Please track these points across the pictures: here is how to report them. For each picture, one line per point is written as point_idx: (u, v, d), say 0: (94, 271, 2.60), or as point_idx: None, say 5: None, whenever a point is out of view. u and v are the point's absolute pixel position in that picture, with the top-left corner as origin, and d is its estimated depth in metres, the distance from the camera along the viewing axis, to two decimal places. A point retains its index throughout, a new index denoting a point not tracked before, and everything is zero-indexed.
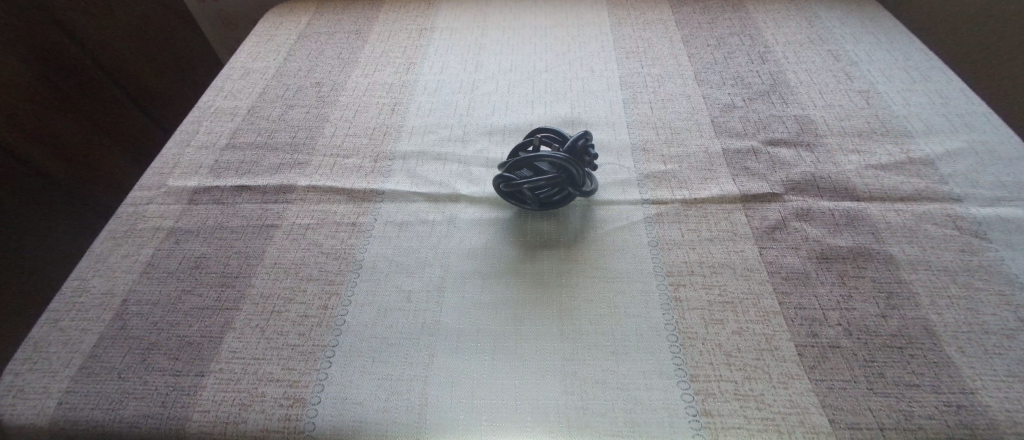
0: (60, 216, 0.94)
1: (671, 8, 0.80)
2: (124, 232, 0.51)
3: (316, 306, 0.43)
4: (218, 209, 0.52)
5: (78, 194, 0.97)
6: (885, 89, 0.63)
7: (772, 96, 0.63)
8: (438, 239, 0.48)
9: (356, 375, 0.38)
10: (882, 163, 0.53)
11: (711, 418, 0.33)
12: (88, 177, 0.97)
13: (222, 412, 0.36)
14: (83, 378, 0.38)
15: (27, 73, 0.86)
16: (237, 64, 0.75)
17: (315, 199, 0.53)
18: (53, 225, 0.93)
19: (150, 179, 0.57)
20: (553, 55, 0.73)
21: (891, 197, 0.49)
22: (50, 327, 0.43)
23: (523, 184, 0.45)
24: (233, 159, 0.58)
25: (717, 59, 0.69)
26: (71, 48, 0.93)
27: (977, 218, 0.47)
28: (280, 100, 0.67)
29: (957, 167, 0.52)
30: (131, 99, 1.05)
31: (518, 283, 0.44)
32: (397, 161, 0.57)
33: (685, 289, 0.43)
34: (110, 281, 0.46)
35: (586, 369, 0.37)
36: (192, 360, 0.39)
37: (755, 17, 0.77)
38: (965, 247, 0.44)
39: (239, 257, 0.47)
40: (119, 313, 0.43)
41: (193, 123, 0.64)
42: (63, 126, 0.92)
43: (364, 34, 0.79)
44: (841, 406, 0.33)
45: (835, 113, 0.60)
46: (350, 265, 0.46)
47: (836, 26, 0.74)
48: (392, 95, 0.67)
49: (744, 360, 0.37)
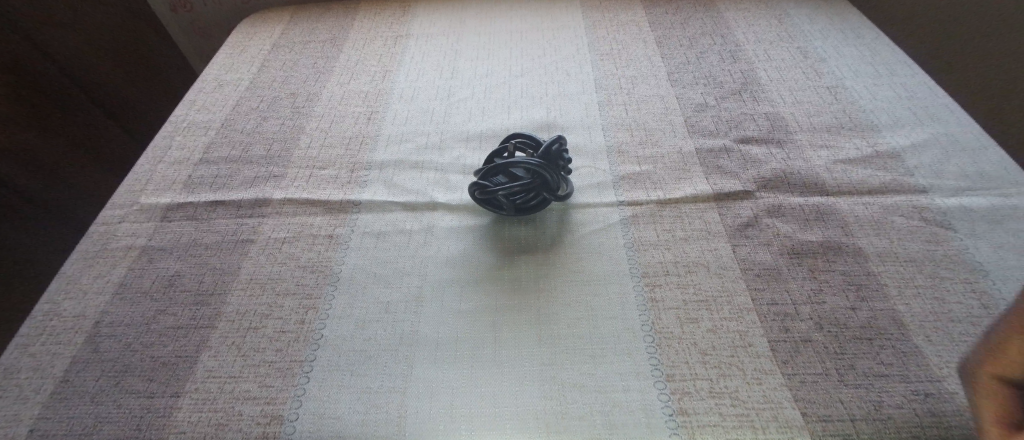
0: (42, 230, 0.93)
1: (645, 9, 0.81)
2: (95, 253, 0.50)
3: (293, 320, 0.43)
4: (192, 225, 0.52)
5: (62, 208, 0.96)
6: (853, 83, 0.65)
7: (744, 95, 0.64)
8: (417, 248, 0.48)
9: (334, 390, 0.37)
10: (850, 158, 0.54)
11: (688, 417, 0.34)
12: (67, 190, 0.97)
13: (198, 433, 0.35)
14: (55, 404, 0.38)
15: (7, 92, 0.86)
16: (210, 76, 0.74)
17: (291, 211, 0.52)
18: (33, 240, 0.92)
19: (122, 197, 0.56)
20: (529, 59, 0.73)
21: (859, 190, 0.51)
22: (21, 352, 0.42)
23: (500, 191, 0.45)
24: (208, 174, 0.57)
25: (690, 58, 0.70)
26: (43, 66, 0.91)
27: (942, 209, 0.48)
28: (254, 112, 0.66)
29: (923, 159, 0.54)
30: (106, 112, 1.03)
31: (497, 288, 0.44)
32: (374, 171, 0.57)
33: (661, 290, 0.43)
34: (82, 303, 0.45)
35: (564, 374, 0.37)
36: (169, 380, 0.39)
37: (726, 16, 0.78)
38: (931, 237, 0.45)
39: (214, 274, 0.47)
40: (91, 335, 0.43)
41: (166, 138, 0.63)
42: (42, 146, 0.92)
43: (340, 43, 0.79)
44: (813, 399, 0.34)
45: (805, 109, 0.61)
46: (327, 278, 0.46)
47: (804, 24, 0.75)
48: (368, 104, 0.67)
49: (719, 357, 0.37)
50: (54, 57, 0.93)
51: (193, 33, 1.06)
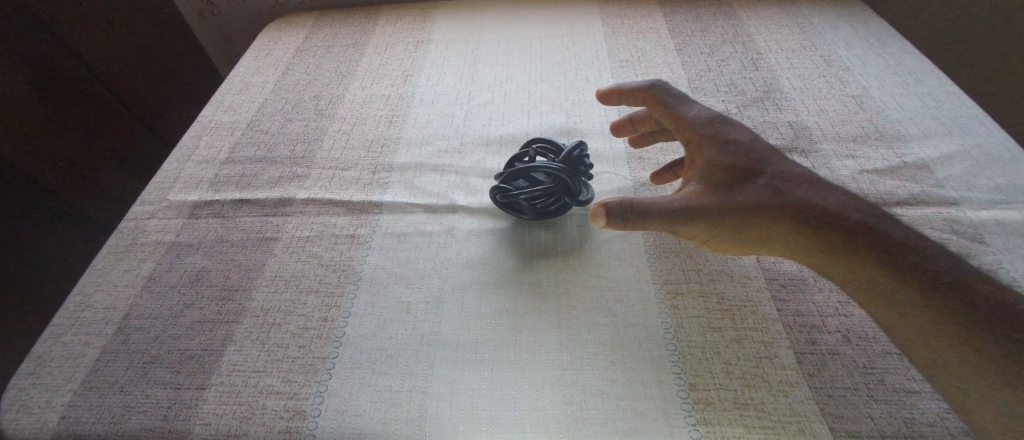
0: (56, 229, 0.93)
1: (665, 16, 0.81)
2: (125, 247, 0.51)
3: (315, 318, 0.43)
4: (219, 222, 0.53)
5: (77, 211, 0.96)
6: (878, 93, 0.64)
7: (767, 103, 0.63)
8: (438, 249, 0.49)
9: (356, 387, 0.38)
10: (877, 168, 0.53)
11: (711, 427, 0.33)
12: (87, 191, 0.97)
13: (223, 425, 0.36)
14: (85, 392, 0.39)
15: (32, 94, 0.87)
16: (236, 78, 0.76)
17: (314, 211, 0.53)
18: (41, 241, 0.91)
19: (151, 194, 0.57)
20: (548, 65, 0.74)
21: (886, 201, 0.50)
22: (53, 341, 0.43)
23: (521, 195, 0.45)
24: (234, 173, 0.59)
25: (710, 66, 0.70)
26: (70, 67, 0.91)
27: (974, 222, 0.47)
28: (279, 114, 0.68)
29: (952, 170, 0.53)
30: (127, 109, 1.02)
31: (518, 291, 0.45)
32: (396, 173, 0.58)
33: (684, 297, 0.43)
34: (112, 295, 0.46)
35: (584, 379, 0.37)
36: (195, 373, 0.40)
37: (748, 24, 0.78)
38: (962, 250, 0.44)
39: (240, 271, 0.48)
40: (121, 326, 0.44)
41: (194, 137, 0.65)
42: (62, 146, 0.92)
43: (362, 47, 0.80)
44: (842, 414, 0.33)
45: (829, 119, 0.60)
46: (350, 277, 0.47)
47: (827, 32, 0.75)
48: (389, 107, 0.68)
49: (743, 367, 0.37)
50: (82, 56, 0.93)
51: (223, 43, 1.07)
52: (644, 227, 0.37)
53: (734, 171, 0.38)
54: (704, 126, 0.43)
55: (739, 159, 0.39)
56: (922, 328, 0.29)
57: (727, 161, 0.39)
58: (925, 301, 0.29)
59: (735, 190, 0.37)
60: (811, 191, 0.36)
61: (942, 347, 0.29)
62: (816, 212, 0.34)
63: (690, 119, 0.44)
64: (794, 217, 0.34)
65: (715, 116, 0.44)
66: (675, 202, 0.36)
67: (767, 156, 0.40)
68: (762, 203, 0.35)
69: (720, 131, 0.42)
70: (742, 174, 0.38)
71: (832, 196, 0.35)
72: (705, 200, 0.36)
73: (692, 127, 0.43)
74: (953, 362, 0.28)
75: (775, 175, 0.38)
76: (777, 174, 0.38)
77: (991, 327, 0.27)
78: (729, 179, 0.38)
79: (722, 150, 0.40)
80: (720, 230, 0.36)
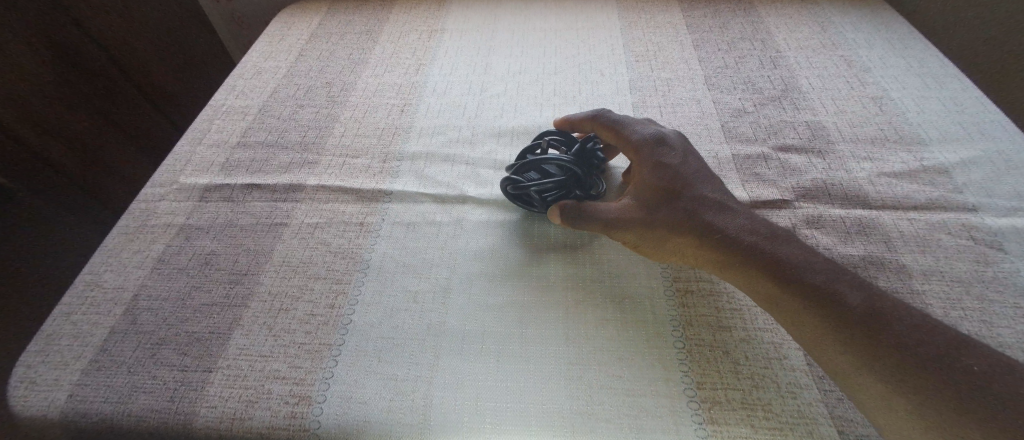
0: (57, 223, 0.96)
1: (683, 11, 0.80)
2: (136, 228, 0.51)
3: (323, 304, 0.43)
4: (229, 206, 0.53)
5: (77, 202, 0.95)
6: (899, 95, 0.62)
7: (784, 102, 0.62)
8: (446, 239, 0.49)
9: (362, 375, 0.38)
10: (895, 171, 0.52)
11: (718, 426, 0.33)
12: (93, 173, 0.94)
13: (229, 409, 0.36)
14: (93, 372, 0.39)
15: (44, 70, 0.84)
16: (249, 63, 0.76)
17: (324, 198, 0.53)
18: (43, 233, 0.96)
19: (162, 176, 0.57)
20: (563, 58, 0.73)
21: (903, 205, 0.49)
22: (63, 320, 0.43)
23: (533, 187, 0.44)
24: (245, 158, 0.59)
25: (728, 63, 0.69)
26: (86, 43, 0.89)
27: (992, 228, 0.46)
28: (291, 100, 0.67)
29: (972, 176, 0.51)
30: (143, 93, 1.01)
31: (525, 283, 0.44)
32: (406, 162, 0.57)
33: (693, 295, 0.42)
34: (121, 275, 0.47)
35: (590, 374, 0.37)
36: (201, 355, 0.40)
37: (767, 21, 0.76)
38: (979, 257, 0.43)
39: (248, 255, 0.48)
40: (130, 307, 0.44)
41: (206, 120, 0.65)
42: (72, 125, 0.89)
43: (375, 35, 0.80)
44: (850, 417, 0.33)
45: (848, 119, 0.59)
46: (357, 265, 0.47)
47: (848, 32, 0.73)
48: (401, 96, 0.67)
49: (751, 368, 0.37)
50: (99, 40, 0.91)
51: (237, 31, 1.12)
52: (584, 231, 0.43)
53: (662, 188, 0.42)
54: (643, 141, 0.46)
55: (667, 177, 0.43)
56: (813, 332, 0.34)
57: (656, 178, 0.43)
58: (816, 310, 0.34)
59: (661, 207, 0.41)
60: (721, 212, 0.41)
61: (827, 350, 0.33)
62: (724, 230, 0.39)
63: (630, 133, 0.47)
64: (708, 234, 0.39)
65: (652, 132, 0.47)
66: (612, 212, 0.42)
67: (692, 174, 0.44)
68: (680, 220, 0.40)
69: (657, 148, 0.45)
70: (669, 191, 0.42)
71: (738, 217, 0.41)
72: (636, 214, 0.41)
73: (633, 141, 0.46)
74: (837, 363, 0.32)
75: (696, 194, 0.42)
76: (698, 193, 0.42)
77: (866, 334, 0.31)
78: (657, 195, 0.42)
79: (655, 166, 0.44)
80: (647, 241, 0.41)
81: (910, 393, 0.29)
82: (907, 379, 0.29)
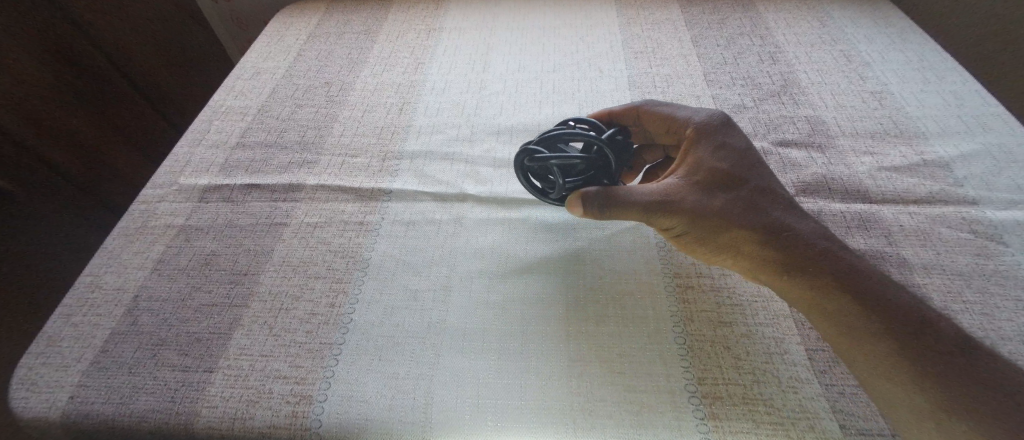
0: (38, 221, 0.89)
1: (681, 7, 0.80)
2: (136, 229, 0.51)
3: (323, 304, 0.43)
4: (229, 207, 0.53)
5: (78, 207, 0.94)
6: (899, 89, 0.62)
7: (783, 97, 0.62)
8: (445, 237, 0.48)
9: (361, 374, 0.38)
10: (895, 165, 0.52)
11: (718, 421, 0.33)
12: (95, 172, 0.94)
13: (230, 408, 0.36)
14: (95, 373, 0.39)
15: (42, 69, 0.83)
16: (248, 64, 0.75)
17: (324, 197, 0.53)
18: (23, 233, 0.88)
19: (161, 177, 0.57)
20: (561, 55, 0.73)
21: (904, 199, 0.49)
22: (64, 321, 0.43)
23: (552, 159, 0.40)
24: (245, 158, 0.59)
25: (727, 59, 0.69)
26: (84, 44, 0.89)
27: (993, 222, 0.46)
28: (290, 100, 0.67)
29: (973, 169, 0.51)
30: (142, 94, 1.01)
31: (527, 280, 0.44)
32: (405, 161, 0.57)
33: (694, 291, 0.42)
34: (122, 277, 0.47)
35: (590, 372, 0.37)
36: (202, 355, 0.40)
37: (766, 16, 0.76)
38: (980, 251, 0.43)
39: (249, 255, 0.48)
40: (130, 308, 0.44)
41: (204, 121, 0.65)
42: (71, 124, 0.88)
43: (374, 34, 0.80)
44: (852, 411, 0.33)
45: (848, 114, 0.59)
46: (357, 264, 0.47)
47: (848, 26, 0.73)
48: (400, 95, 0.67)
49: (753, 363, 0.36)
50: (98, 41, 0.91)
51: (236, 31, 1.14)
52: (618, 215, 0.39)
53: (719, 177, 0.39)
54: (701, 126, 0.44)
55: (723, 165, 0.40)
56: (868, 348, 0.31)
57: (712, 165, 0.40)
58: (858, 308, 0.32)
59: (715, 195, 0.38)
60: (781, 207, 0.38)
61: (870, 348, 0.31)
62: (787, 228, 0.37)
63: (687, 120, 0.45)
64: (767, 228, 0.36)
65: (715, 118, 0.44)
66: (657, 194, 0.38)
67: (752, 168, 0.41)
68: (733, 211, 0.37)
69: (714, 138, 0.43)
70: (725, 180, 0.39)
71: (796, 215, 0.38)
72: (685, 198, 0.38)
73: (692, 125, 0.44)
74: (859, 356, 0.32)
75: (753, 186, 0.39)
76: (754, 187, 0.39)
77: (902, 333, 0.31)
78: (712, 184, 0.39)
79: (712, 154, 0.41)
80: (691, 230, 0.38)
81: (937, 395, 0.29)
82: (928, 381, 0.29)
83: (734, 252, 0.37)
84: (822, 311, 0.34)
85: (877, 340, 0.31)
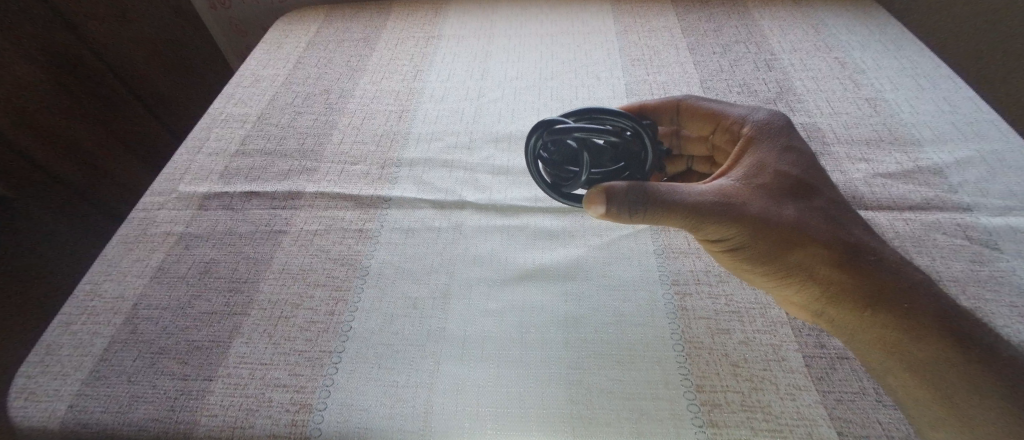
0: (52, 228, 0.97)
1: (678, 15, 0.80)
2: (135, 237, 0.51)
3: (322, 312, 0.43)
4: (228, 214, 0.53)
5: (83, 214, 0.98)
6: (892, 96, 0.63)
7: (779, 104, 0.63)
8: (445, 244, 0.49)
9: (361, 380, 0.38)
10: (890, 172, 0.53)
11: (718, 429, 0.33)
12: (83, 171, 0.94)
13: (230, 417, 0.36)
14: (93, 383, 0.39)
15: (37, 71, 0.83)
16: (248, 71, 0.76)
17: (324, 205, 0.53)
18: (31, 237, 0.97)
19: (161, 185, 0.57)
20: (559, 63, 0.73)
21: (898, 205, 0.49)
22: (63, 330, 0.43)
23: (577, 129, 0.34)
24: (244, 166, 0.59)
25: (723, 66, 0.69)
26: (82, 49, 0.88)
27: (987, 229, 0.46)
28: (290, 107, 0.68)
29: (967, 176, 0.52)
30: (141, 100, 1.00)
31: (528, 287, 0.44)
32: (405, 168, 0.58)
33: (691, 299, 0.42)
34: (122, 285, 0.47)
35: (591, 378, 0.37)
36: (202, 364, 0.40)
37: (762, 24, 0.77)
38: (975, 257, 0.44)
39: (248, 263, 0.48)
40: (130, 317, 0.44)
41: (204, 129, 0.65)
42: (71, 130, 0.90)
43: (373, 42, 0.80)
44: (851, 418, 0.33)
45: (843, 121, 0.60)
46: (357, 271, 0.47)
47: (843, 34, 0.74)
48: (399, 102, 0.68)
49: (751, 371, 0.37)
50: (96, 47, 0.90)
51: (235, 37, 1.08)
52: (665, 219, 0.36)
53: (783, 189, 0.39)
54: (761, 125, 0.44)
55: (787, 167, 0.40)
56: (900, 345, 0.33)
57: (775, 171, 0.40)
58: (903, 313, 0.33)
59: (779, 206, 0.37)
60: (842, 218, 0.38)
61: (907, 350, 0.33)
62: (844, 242, 0.36)
63: (745, 118, 0.46)
64: (829, 245, 0.36)
65: (776, 119, 0.45)
66: (716, 198, 0.36)
67: (814, 179, 0.41)
68: (797, 222, 0.37)
69: (774, 143, 0.43)
70: (784, 181, 0.39)
71: (854, 225, 0.38)
72: (745, 206, 0.37)
73: (751, 124, 0.45)
74: (873, 355, 0.34)
75: (813, 194, 0.39)
76: (813, 195, 0.39)
77: (921, 330, 0.33)
78: (773, 193, 0.38)
79: (774, 153, 0.42)
80: (738, 229, 0.36)
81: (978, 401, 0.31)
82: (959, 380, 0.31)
83: (794, 269, 0.36)
84: (857, 321, 0.35)
85: (919, 340, 0.33)
